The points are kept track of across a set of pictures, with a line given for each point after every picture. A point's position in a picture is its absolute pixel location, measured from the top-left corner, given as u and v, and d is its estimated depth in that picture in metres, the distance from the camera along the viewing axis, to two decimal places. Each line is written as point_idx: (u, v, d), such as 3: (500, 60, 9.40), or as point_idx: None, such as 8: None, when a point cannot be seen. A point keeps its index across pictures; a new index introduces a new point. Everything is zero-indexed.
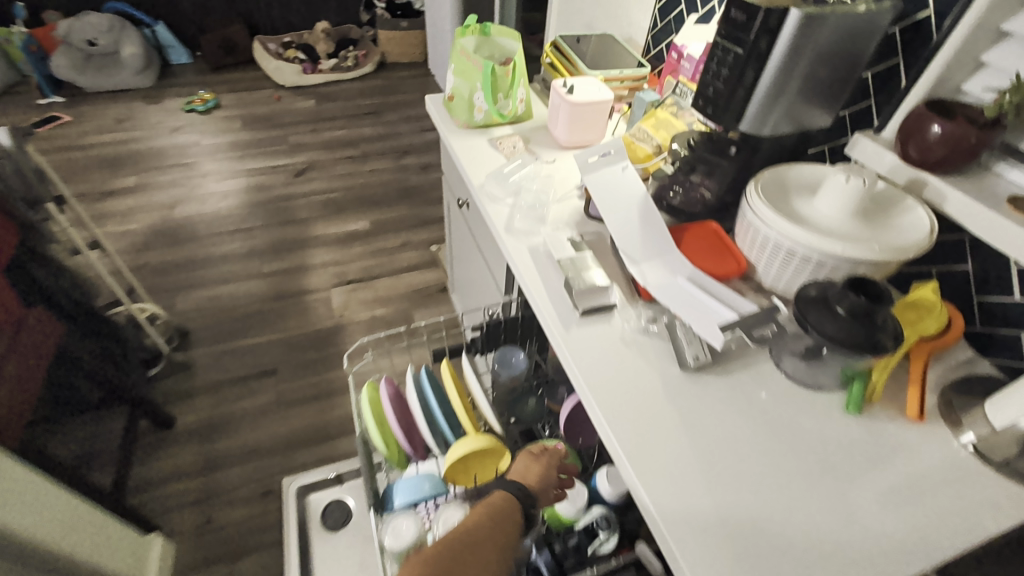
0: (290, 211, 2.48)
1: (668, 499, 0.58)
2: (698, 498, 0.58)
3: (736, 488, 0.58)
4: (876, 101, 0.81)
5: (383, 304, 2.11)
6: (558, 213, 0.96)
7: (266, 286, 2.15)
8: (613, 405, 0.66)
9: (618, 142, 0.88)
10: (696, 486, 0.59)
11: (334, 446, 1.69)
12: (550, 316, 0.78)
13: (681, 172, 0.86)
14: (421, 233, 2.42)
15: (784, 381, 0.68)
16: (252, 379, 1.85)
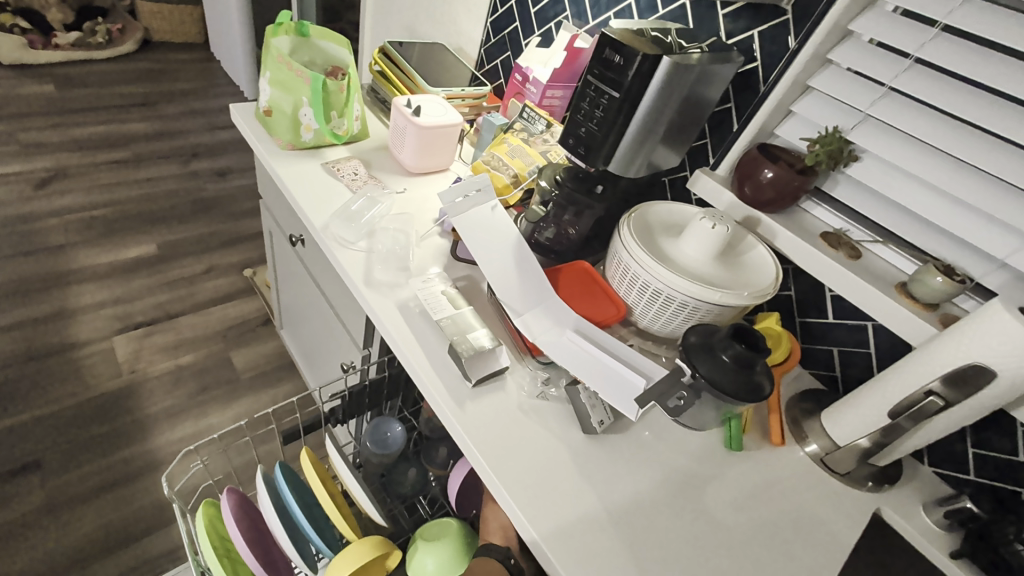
0: (32, 237, 1.86)
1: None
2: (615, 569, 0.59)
3: (645, 548, 0.61)
4: (711, 141, 0.88)
5: (189, 349, 1.70)
6: (422, 256, 0.83)
7: (4, 346, 1.57)
8: (522, 487, 0.63)
9: (485, 179, 0.79)
10: (612, 558, 0.60)
11: (145, 546, 1.30)
12: (438, 391, 0.70)
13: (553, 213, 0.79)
14: (230, 253, 2.01)
15: (677, 430, 0.74)
16: (1, 482, 1.33)
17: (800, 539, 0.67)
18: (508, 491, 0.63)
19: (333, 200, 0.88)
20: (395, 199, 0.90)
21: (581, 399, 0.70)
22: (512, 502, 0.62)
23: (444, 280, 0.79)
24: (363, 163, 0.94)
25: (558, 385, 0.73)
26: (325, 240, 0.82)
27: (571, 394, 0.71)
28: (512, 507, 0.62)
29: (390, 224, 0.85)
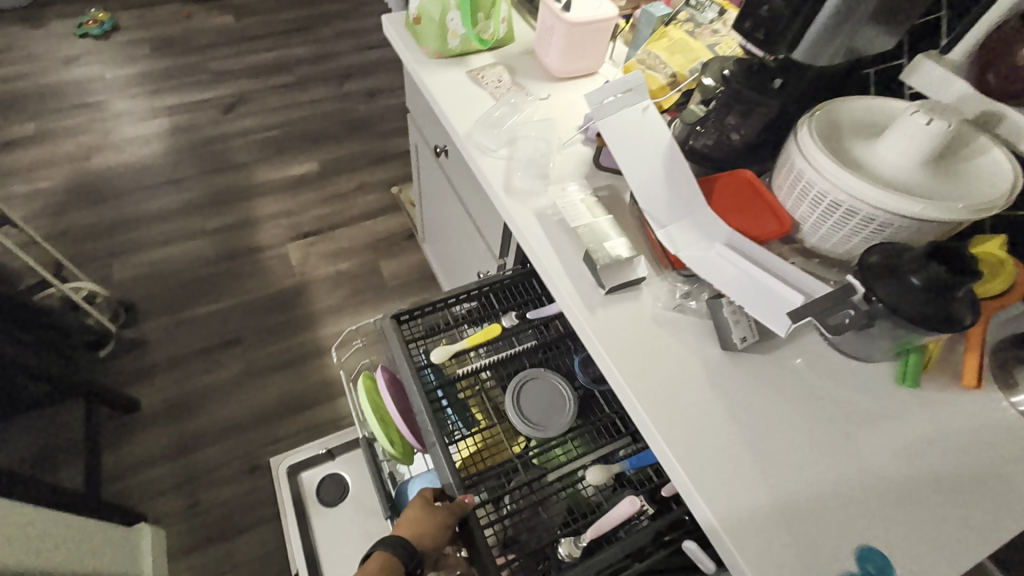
0: (225, 155, 2.20)
1: (716, 494, 0.58)
2: (744, 489, 0.58)
3: (779, 473, 0.59)
4: (949, 14, 0.68)
5: (346, 257, 1.93)
6: (563, 164, 0.82)
7: (212, 246, 1.93)
8: (651, 396, 0.63)
9: (640, 78, 0.73)
10: (741, 478, 0.59)
11: (316, 414, 1.58)
12: (570, 296, 0.70)
13: (716, 114, 0.71)
14: (378, 171, 2.19)
15: (833, 356, 0.67)
16: (216, 351, 1.69)
17: (971, 495, 0.58)
18: (638, 399, 0.63)
19: (476, 108, 0.89)
20: (537, 106, 0.88)
21: (724, 314, 0.65)
22: (641, 410, 0.62)
23: (583, 189, 0.77)
24: (506, 69, 0.93)
25: (699, 300, 0.69)
26: (468, 147, 0.84)
27: (714, 307, 0.67)
28: (641, 415, 0.62)
29: (531, 131, 0.84)
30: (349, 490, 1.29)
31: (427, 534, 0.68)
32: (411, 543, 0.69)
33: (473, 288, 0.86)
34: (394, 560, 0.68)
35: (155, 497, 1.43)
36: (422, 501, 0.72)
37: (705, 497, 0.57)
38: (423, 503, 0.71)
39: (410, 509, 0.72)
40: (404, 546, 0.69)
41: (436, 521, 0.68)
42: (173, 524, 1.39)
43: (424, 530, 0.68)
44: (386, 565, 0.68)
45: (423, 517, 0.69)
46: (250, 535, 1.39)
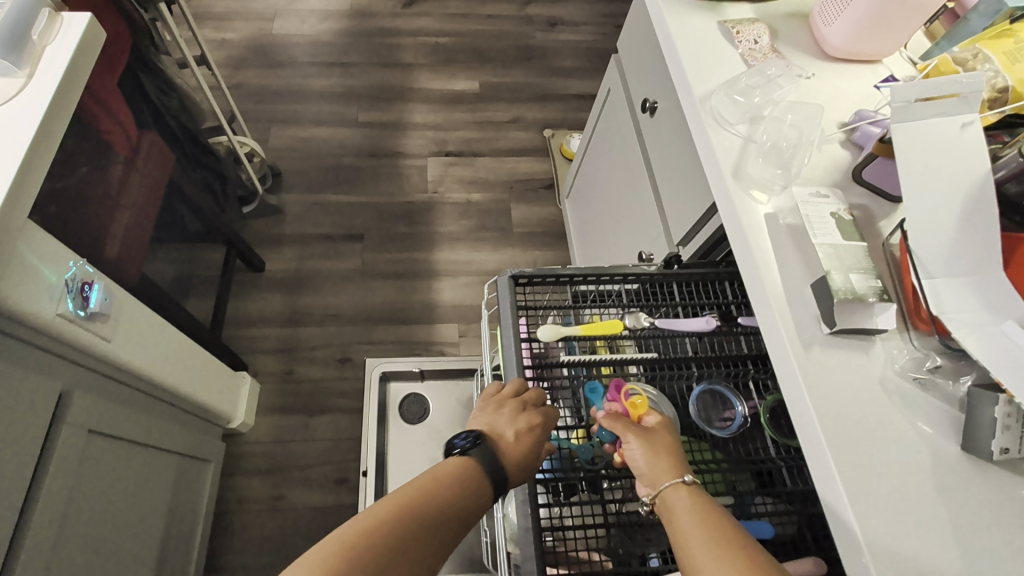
0: (393, 51, 2.20)
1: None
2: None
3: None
4: None
5: (481, 188, 1.89)
6: (813, 163, 0.69)
7: (361, 138, 1.97)
8: (857, 475, 0.52)
9: (978, 86, 0.59)
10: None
11: (412, 330, 1.61)
12: (784, 321, 0.59)
13: None
14: (536, 109, 2.11)
15: None
16: (340, 240, 1.75)
17: None
18: (841, 469, 0.52)
19: (723, 69, 0.77)
20: (797, 85, 0.75)
21: (991, 415, 0.51)
22: (839, 483, 0.52)
23: (838, 201, 0.65)
24: (768, 31, 0.80)
25: (954, 381, 0.56)
26: (701, 112, 0.74)
27: (974, 398, 0.53)
28: (838, 489, 0.52)
29: (784, 112, 0.72)
30: (429, 414, 1.28)
31: (529, 473, 0.60)
32: (515, 470, 0.59)
33: (644, 275, 0.72)
34: (487, 481, 0.57)
35: (258, 353, 1.54)
36: (538, 431, 0.61)
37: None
38: (541, 433, 0.62)
39: (522, 437, 0.60)
40: (503, 474, 0.58)
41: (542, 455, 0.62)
42: (267, 382, 1.49)
43: (530, 459, 0.60)
44: (475, 468, 0.58)
45: (531, 454, 0.60)
46: (325, 418, 1.46)
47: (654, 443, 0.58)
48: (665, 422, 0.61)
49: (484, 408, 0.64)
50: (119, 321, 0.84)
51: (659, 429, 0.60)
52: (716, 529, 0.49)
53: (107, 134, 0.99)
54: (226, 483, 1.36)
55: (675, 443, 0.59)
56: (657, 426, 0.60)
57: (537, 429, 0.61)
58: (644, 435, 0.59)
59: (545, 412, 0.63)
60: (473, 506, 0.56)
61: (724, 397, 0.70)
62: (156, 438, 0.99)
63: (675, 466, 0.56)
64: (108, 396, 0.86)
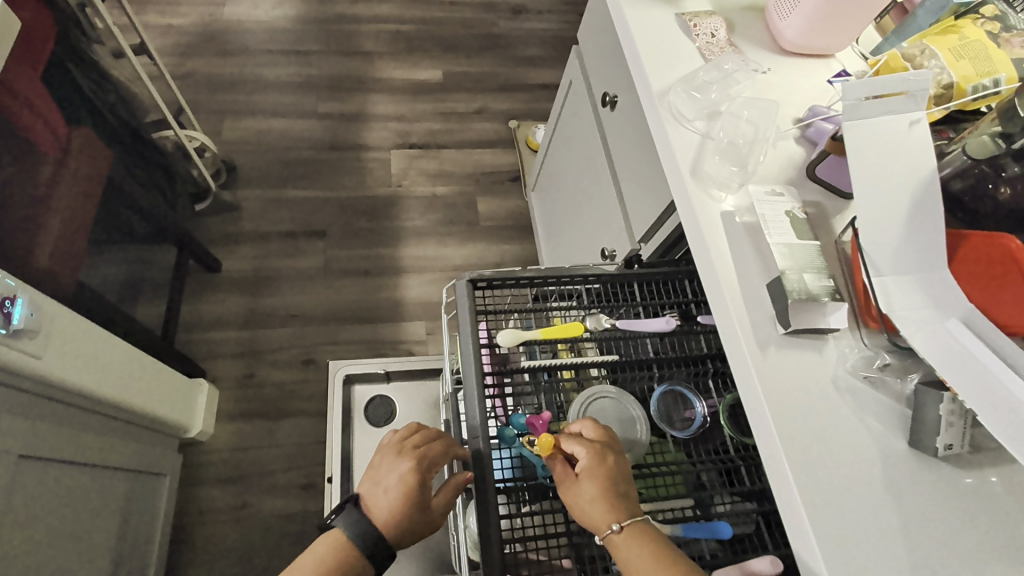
0: (353, 38, 2.12)
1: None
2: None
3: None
4: None
5: (446, 181, 1.85)
6: (769, 160, 0.69)
7: (320, 130, 1.90)
8: (810, 476, 0.52)
9: (926, 82, 0.60)
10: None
11: (378, 329, 1.57)
12: (740, 322, 0.59)
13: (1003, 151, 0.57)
14: (501, 100, 2.07)
15: None
16: (301, 238, 1.69)
17: None
18: (794, 470, 0.52)
19: (680, 63, 0.76)
20: (753, 80, 0.75)
21: (937, 412, 0.53)
22: (793, 484, 0.52)
23: (792, 198, 0.65)
24: (725, 24, 0.79)
25: (902, 378, 0.57)
26: (660, 107, 0.73)
27: (922, 395, 0.54)
28: (791, 489, 0.52)
29: (740, 108, 0.71)
30: (395, 415, 1.25)
31: (409, 529, 0.62)
32: (389, 532, 0.61)
33: (605, 275, 0.71)
34: (360, 549, 0.61)
35: (216, 358, 1.48)
36: (412, 490, 0.62)
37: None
38: (418, 492, 0.63)
39: (394, 498, 0.62)
40: (376, 537, 0.61)
41: (424, 512, 0.63)
42: (226, 388, 1.44)
43: (405, 520, 0.62)
44: (345, 540, 0.61)
45: (410, 515, 0.62)
46: (289, 422, 1.41)
47: (585, 493, 0.57)
48: (595, 454, 0.59)
49: (369, 469, 0.66)
50: (50, 336, 0.79)
51: (590, 469, 0.58)
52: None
53: (29, 131, 0.91)
54: (185, 494, 1.31)
55: (609, 480, 0.58)
56: (588, 465, 0.58)
57: (409, 485, 0.62)
58: (574, 485, 0.58)
59: (425, 463, 0.64)
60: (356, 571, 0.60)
61: (685, 397, 0.70)
62: (100, 456, 0.94)
63: (607, 513, 0.56)
64: (41, 416, 0.81)
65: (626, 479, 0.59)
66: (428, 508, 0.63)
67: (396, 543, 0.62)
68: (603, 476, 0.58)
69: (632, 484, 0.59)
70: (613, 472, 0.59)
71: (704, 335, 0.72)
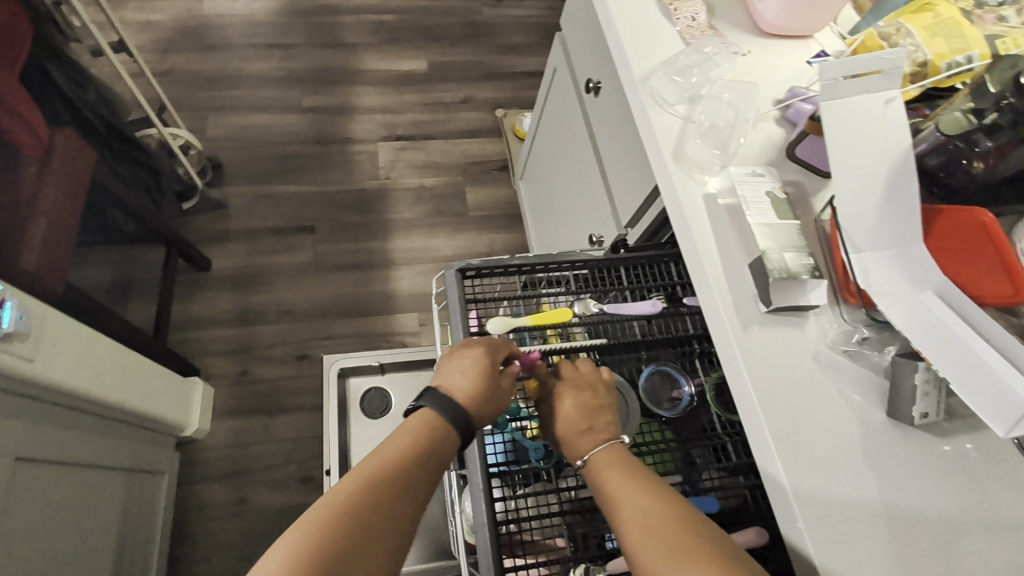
0: (335, 30, 2.09)
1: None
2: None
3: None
4: None
5: (434, 172, 1.85)
6: (749, 142, 0.70)
7: (305, 124, 1.88)
8: (793, 448, 0.54)
9: (901, 60, 0.61)
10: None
11: (371, 323, 1.58)
12: (724, 302, 0.61)
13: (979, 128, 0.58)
14: (487, 89, 2.06)
15: (1010, 453, 0.56)
16: (290, 233, 1.68)
17: None
18: (777, 442, 0.54)
19: (661, 48, 0.77)
20: (734, 62, 0.75)
21: (913, 382, 0.54)
22: (777, 457, 0.54)
23: (773, 179, 0.66)
24: (705, 7, 0.80)
25: (880, 351, 0.59)
26: (642, 93, 0.73)
27: (898, 366, 0.56)
28: (775, 462, 0.54)
29: (721, 91, 0.72)
30: (391, 407, 1.26)
31: (493, 404, 0.60)
32: (473, 406, 0.59)
33: (591, 260, 0.72)
34: (447, 425, 0.58)
35: (210, 356, 1.48)
36: (486, 363, 0.61)
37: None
38: (490, 363, 0.61)
39: (471, 375, 0.60)
40: (463, 414, 0.59)
41: (503, 384, 0.62)
42: (221, 385, 1.44)
43: (488, 394, 0.60)
44: (429, 420, 0.58)
45: (489, 389, 0.60)
46: (286, 418, 1.42)
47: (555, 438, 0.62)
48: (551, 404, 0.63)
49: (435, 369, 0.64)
50: (41, 338, 0.80)
51: (551, 418, 0.62)
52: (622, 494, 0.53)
53: (9, 134, 0.90)
54: (184, 492, 1.32)
55: (586, 413, 0.61)
56: (549, 409, 0.63)
57: (484, 363, 0.61)
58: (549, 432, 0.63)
59: (490, 342, 0.63)
60: (446, 445, 0.57)
61: (673, 377, 0.72)
62: (98, 457, 0.95)
63: (573, 451, 0.59)
64: (36, 419, 0.82)
65: (589, 413, 0.61)
66: (504, 381, 0.62)
67: (481, 418, 0.60)
68: (579, 411, 0.61)
69: (595, 417, 0.61)
70: (568, 413, 0.61)
71: (689, 315, 0.74)
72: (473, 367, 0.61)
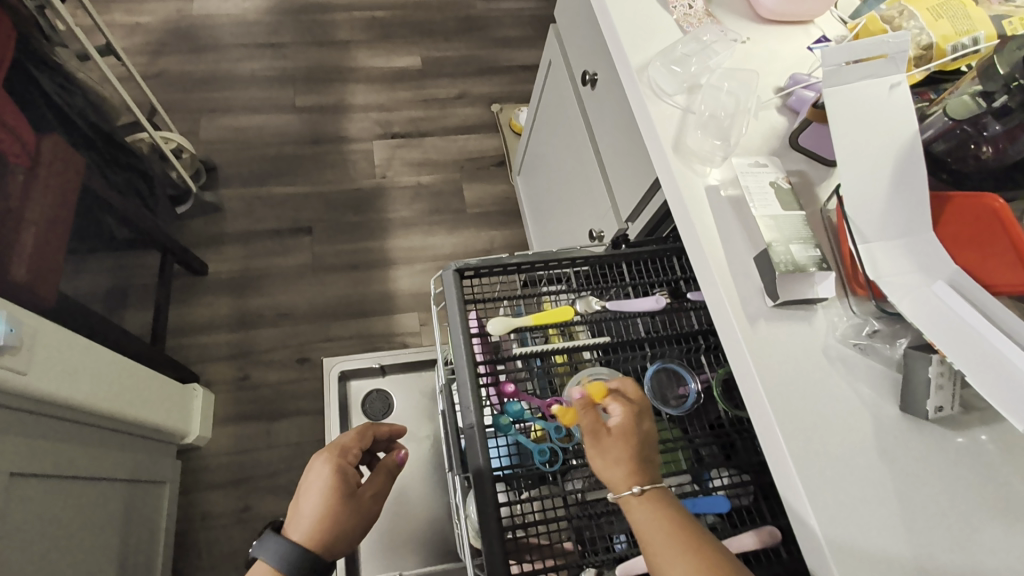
0: (327, 27, 2.06)
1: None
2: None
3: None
4: None
5: (431, 169, 1.83)
6: (750, 132, 0.69)
7: (300, 124, 1.86)
8: (804, 446, 0.53)
9: (905, 43, 0.59)
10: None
11: (371, 324, 1.56)
12: (729, 298, 0.59)
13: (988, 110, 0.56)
14: (482, 84, 2.04)
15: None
16: (287, 235, 1.66)
17: None
18: (787, 440, 0.53)
19: (658, 37, 0.75)
20: (733, 50, 0.73)
21: (925, 375, 0.53)
22: (787, 455, 0.52)
23: (776, 169, 0.64)
24: None
25: (891, 344, 0.57)
26: (640, 84, 0.72)
27: (911, 359, 0.54)
28: (786, 461, 0.52)
29: (721, 80, 0.71)
30: (393, 409, 1.24)
31: (346, 524, 0.62)
32: (323, 533, 0.60)
33: (592, 257, 0.71)
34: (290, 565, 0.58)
35: (210, 362, 1.47)
36: (337, 485, 0.63)
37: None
38: (342, 482, 0.64)
39: (317, 502, 0.62)
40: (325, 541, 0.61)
41: (357, 501, 0.64)
42: (222, 391, 1.43)
43: (339, 516, 0.62)
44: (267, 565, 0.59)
45: (342, 510, 0.62)
46: (287, 422, 1.41)
47: (616, 447, 0.56)
48: (630, 414, 0.58)
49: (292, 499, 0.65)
50: (34, 351, 0.79)
51: (625, 428, 0.57)
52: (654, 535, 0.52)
53: None
54: (187, 500, 1.31)
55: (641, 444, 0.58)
56: (627, 417, 0.58)
57: (331, 483, 0.63)
58: (604, 436, 0.57)
59: (340, 454, 0.67)
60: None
61: (679, 374, 0.70)
62: (96, 468, 0.94)
63: (634, 469, 0.55)
64: (30, 433, 0.80)
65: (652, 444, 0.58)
66: (358, 496, 0.64)
67: (336, 541, 0.61)
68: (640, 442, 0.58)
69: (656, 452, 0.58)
70: (644, 435, 0.58)
71: (695, 311, 0.72)
72: (328, 494, 0.63)
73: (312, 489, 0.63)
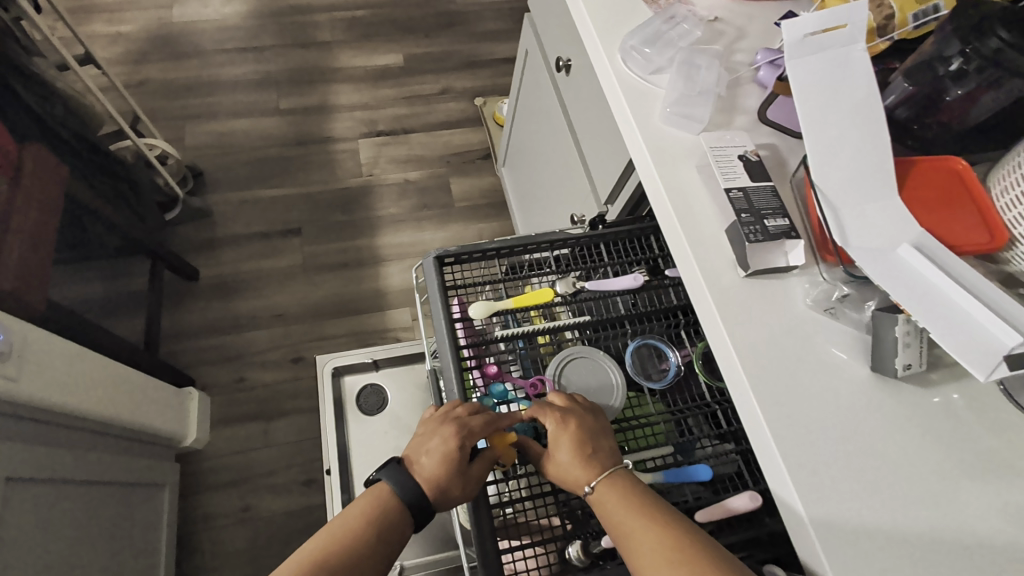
0: (308, 29, 2.06)
1: (846, 557, 0.49)
2: (889, 560, 0.49)
3: (927, 545, 0.49)
4: None
5: (417, 166, 1.83)
6: (720, 108, 0.70)
7: (284, 126, 1.86)
8: (777, 409, 0.54)
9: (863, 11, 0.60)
10: (881, 544, 0.49)
11: (364, 320, 1.57)
12: (702, 269, 0.60)
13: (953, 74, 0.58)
14: (465, 78, 2.04)
15: (997, 401, 0.56)
16: (276, 237, 1.67)
17: None
18: (761, 404, 0.54)
19: (627, 19, 0.76)
20: (701, 29, 0.75)
21: (893, 335, 0.54)
22: (762, 417, 0.54)
23: (745, 143, 0.66)
24: None
25: (860, 308, 0.59)
26: (611, 67, 0.72)
27: (879, 321, 0.56)
28: (761, 423, 0.54)
29: (689, 58, 0.71)
30: (388, 403, 1.25)
31: (449, 498, 0.57)
32: (430, 494, 0.57)
33: (570, 238, 0.72)
34: (401, 502, 0.57)
35: (205, 365, 1.47)
36: (451, 450, 0.57)
37: (833, 559, 0.49)
38: (457, 455, 0.57)
39: (436, 461, 0.57)
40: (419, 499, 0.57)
41: (468, 479, 0.58)
42: (218, 394, 1.44)
43: (447, 488, 0.57)
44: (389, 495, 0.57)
45: (448, 477, 0.57)
46: (285, 421, 1.42)
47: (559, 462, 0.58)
48: (558, 419, 0.60)
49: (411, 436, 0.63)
50: (25, 357, 0.80)
51: (557, 437, 0.59)
52: (632, 532, 0.52)
53: None
54: (187, 502, 1.32)
55: (576, 440, 0.58)
56: (555, 427, 0.59)
57: (450, 451, 0.57)
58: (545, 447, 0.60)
59: (466, 430, 0.59)
60: (400, 526, 0.56)
61: (659, 350, 0.72)
62: (93, 472, 0.95)
63: (582, 472, 0.57)
64: (24, 438, 0.81)
65: (599, 436, 0.60)
66: (467, 471, 0.58)
67: (439, 505, 0.57)
68: (571, 439, 0.58)
69: (608, 441, 0.60)
70: (581, 432, 0.59)
71: (674, 287, 0.73)
72: (444, 460, 0.57)
73: (433, 448, 0.58)
